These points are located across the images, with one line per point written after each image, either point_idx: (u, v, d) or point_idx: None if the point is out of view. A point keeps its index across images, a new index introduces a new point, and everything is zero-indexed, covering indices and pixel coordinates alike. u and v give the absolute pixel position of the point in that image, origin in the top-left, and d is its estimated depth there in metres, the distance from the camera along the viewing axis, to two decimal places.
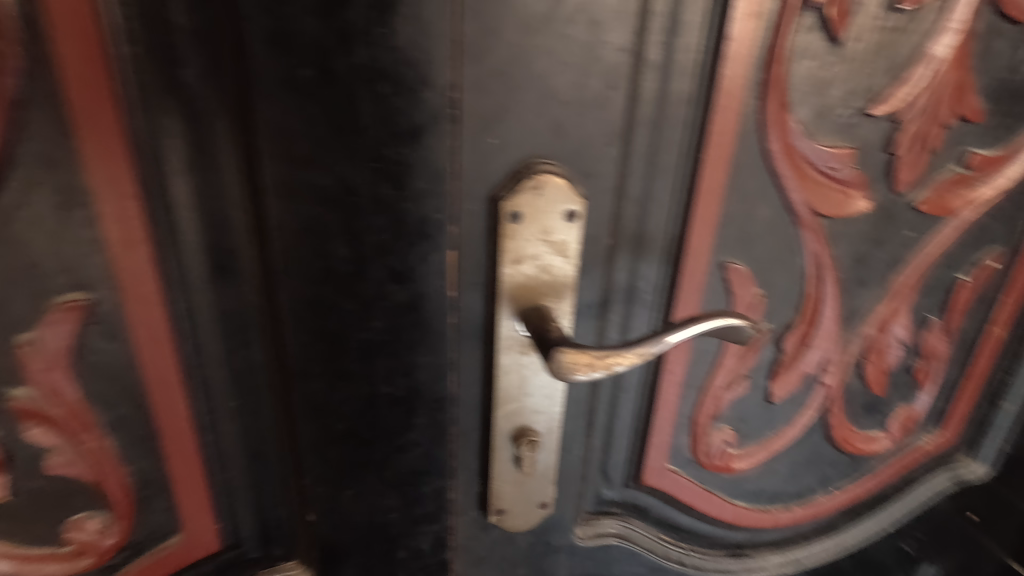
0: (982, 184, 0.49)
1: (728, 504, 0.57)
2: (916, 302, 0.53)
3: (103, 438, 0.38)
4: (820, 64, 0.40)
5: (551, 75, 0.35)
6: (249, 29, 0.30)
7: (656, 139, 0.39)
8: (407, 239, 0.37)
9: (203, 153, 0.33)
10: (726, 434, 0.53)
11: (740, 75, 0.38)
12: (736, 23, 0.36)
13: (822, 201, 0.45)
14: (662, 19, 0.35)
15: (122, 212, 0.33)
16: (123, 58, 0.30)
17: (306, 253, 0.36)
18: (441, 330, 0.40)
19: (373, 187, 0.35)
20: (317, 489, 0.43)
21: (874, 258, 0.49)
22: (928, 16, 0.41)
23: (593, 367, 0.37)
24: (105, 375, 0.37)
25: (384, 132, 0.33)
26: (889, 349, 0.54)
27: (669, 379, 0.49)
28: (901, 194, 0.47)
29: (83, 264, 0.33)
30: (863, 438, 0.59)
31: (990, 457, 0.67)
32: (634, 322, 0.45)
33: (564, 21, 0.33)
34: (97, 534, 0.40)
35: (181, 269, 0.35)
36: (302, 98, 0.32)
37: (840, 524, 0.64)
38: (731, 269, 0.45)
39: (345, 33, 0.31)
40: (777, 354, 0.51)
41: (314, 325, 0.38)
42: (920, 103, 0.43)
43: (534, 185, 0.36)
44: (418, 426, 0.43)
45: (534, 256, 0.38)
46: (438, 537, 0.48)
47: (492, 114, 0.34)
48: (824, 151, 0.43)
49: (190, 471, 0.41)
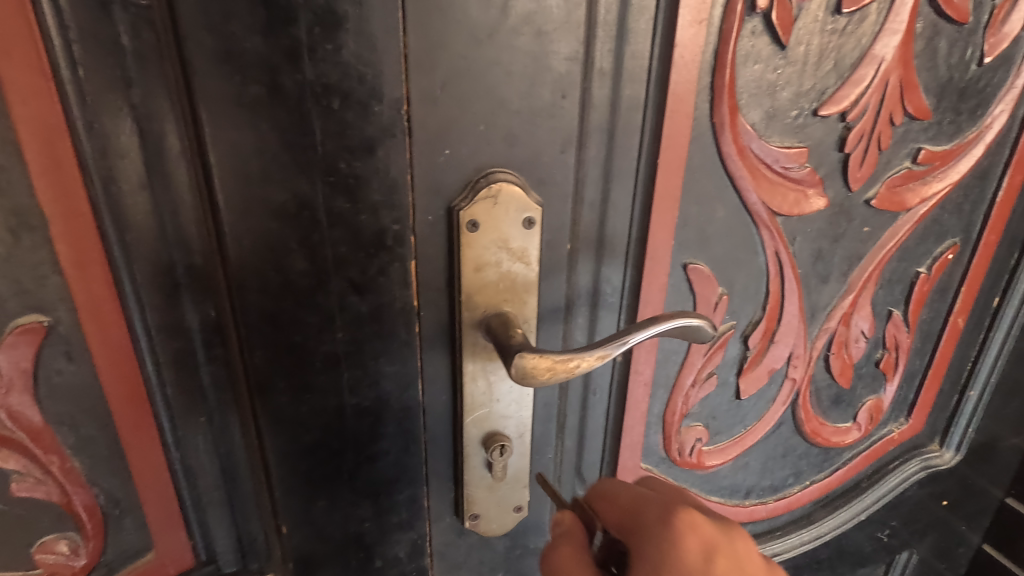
0: (932, 179, 0.51)
1: (703, 500, 0.58)
2: (877, 296, 0.54)
3: (68, 459, 0.38)
4: (767, 67, 0.41)
5: (501, 87, 0.35)
6: (194, 49, 0.30)
7: (609, 145, 0.40)
8: (366, 251, 0.37)
9: (156, 171, 0.33)
10: (697, 432, 0.54)
11: (689, 81, 0.39)
12: (683, 30, 0.37)
13: (778, 200, 0.46)
14: (609, 28, 0.36)
15: (74, 234, 0.33)
16: (69, 80, 0.30)
17: (264, 267, 0.36)
18: (405, 339, 0.40)
19: (328, 201, 0.35)
20: (288, 503, 0.43)
21: (833, 254, 0.50)
22: (871, 18, 0.42)
23: (554, 371, 0.37)
24: (67, 396, 0.37)
25: (337, 147, 0.34)
26: (853, 342, 0.56)
27: (638, 380, 0.49)
28: (854, 191, 0.48)
29: (39, 285, 0.34)
30: (833, 430, 0.60)
31: (958, 443, 0.69)
32: (599, 324, 0.46)
33: (510, 33, 0.34)
34: (69, 555, 0.40)
35: (137, 287, 0.35)
36: (252, 115, 0.32)
37: (816, 515, 0.65)
38: (692, 269, 0.46)
39: (291, 50, 0.31)
40: (743, 351, 0.52)
41: (276, 338, 0.38)
42: (867, 103, 0.44)
43: (490, 193, 0.37)
44: (387, 435, 0.43)
45: (495, 263, 0.39)
46: (414, 544, 0.48)
47: (444, 124, 0.35)
48: (777, 151, 0.44)
49: (159, 489, 0.41)
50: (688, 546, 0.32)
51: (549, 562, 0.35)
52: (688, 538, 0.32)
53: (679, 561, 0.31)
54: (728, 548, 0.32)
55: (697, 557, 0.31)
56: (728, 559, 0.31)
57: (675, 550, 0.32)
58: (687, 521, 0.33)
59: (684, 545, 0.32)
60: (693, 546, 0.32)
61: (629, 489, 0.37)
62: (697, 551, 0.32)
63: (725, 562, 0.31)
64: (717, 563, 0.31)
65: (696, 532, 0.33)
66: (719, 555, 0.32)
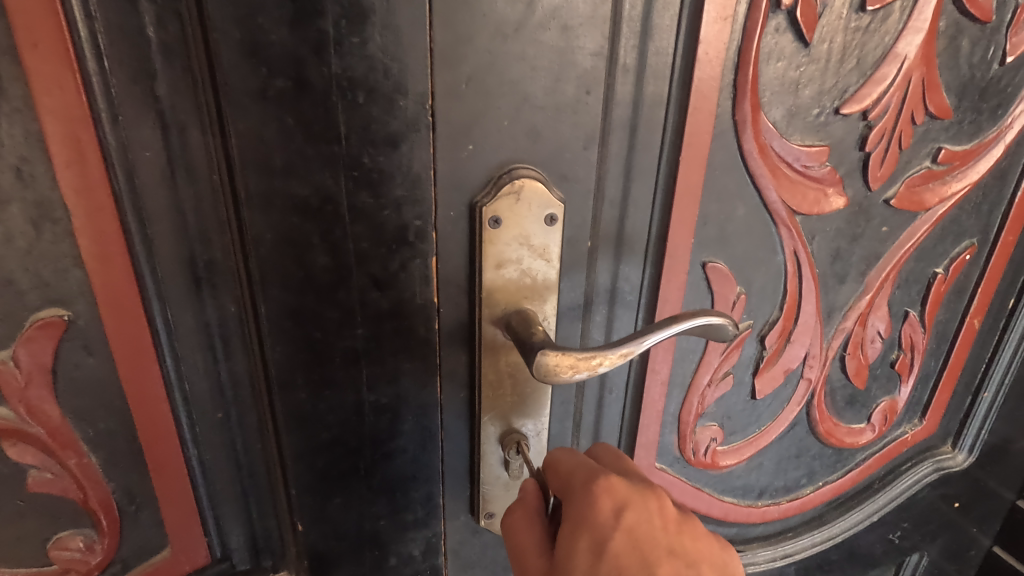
0: (952, 179, 0.51)
1: (717, 500, 0.57)
2: (894, 296, 0.54)
3: (85, 455, 0.38)
4: (790, 65, 0.41)
5: (525, 82, 0.35)
6: (221, 41, 0.30)
7: (632, 142, 0.39)
8: (388, 246, 0.37)
9: (179, 164, 0.34)
10: (712, 431, 0.54)
11: (712, 78, 0.39)
12: (707, 26, 0.37)
13: (799, 199, 0.45)
14: (633, 24, 0.36)
15: (96, 228, 0.33)
16: (95, 72, 0.30)
17: (286, 262, 0.36)
18: (425, 336, 0.40)
19: (351, 196, 0.35)
20: (304, 500, 0.43)
21: (850, 253, 0.50)
22: (894, 17, 0.42)
23: (577, 369, 0.36)
24: (86, 391, 0.36)
25: (361, 141, 0.33)
26: (869, 342, 0.55)
27: (655, 379, 0.49)
28: (874, 190, 0.48)
29: (61, 279, 0.33)
30: (847, 430, 0.60)
31: (971, 445, 0.69)
32: (617, 323, 0.46)
33: (536, 28, 0.34)
34: (84, 551, 0.40)
35: (157, 281, 0.35)
36: (276, 109, 0.32)
37: (829, 516, 0.65)
38: (711, 268, 0.46)
39: (319, 43, 0.31)
40: (760, 351, 0.51)
41: (296, 334, 0.38)
42: (889, 101, 0.44)
43: (513, 189, 0.37)
44: (404, 432, 0.43)
45: (516, 260, 0.39)
46: (428, 542, 0.48)
47: (469, 119, 0.35)
48: (798, 150, 0.44)
49: (177, 485, 0.41)
50: (601, 506, 0.34)
51: (507, 527, 0.38)
52: (602, 499, 0.34)
53: (592, 520, 0.34)
54: (639, 505, 0.34)
55: (608, 515, 0.34)
56: (638, 515, 0.34)
57: (588, 512, 0.34)
58: (604, 486, 0.35)
59: (597, 505, 0.34)
60: (606, 506, 0.34)
61: (568, 459, 0.39)
62: (609, 509, 0.34)
63: (635, 517, 0.34)
64: (627, 517, 0.34)
65: (611, 492, 0.35)
66: (629, 512, 0.34)
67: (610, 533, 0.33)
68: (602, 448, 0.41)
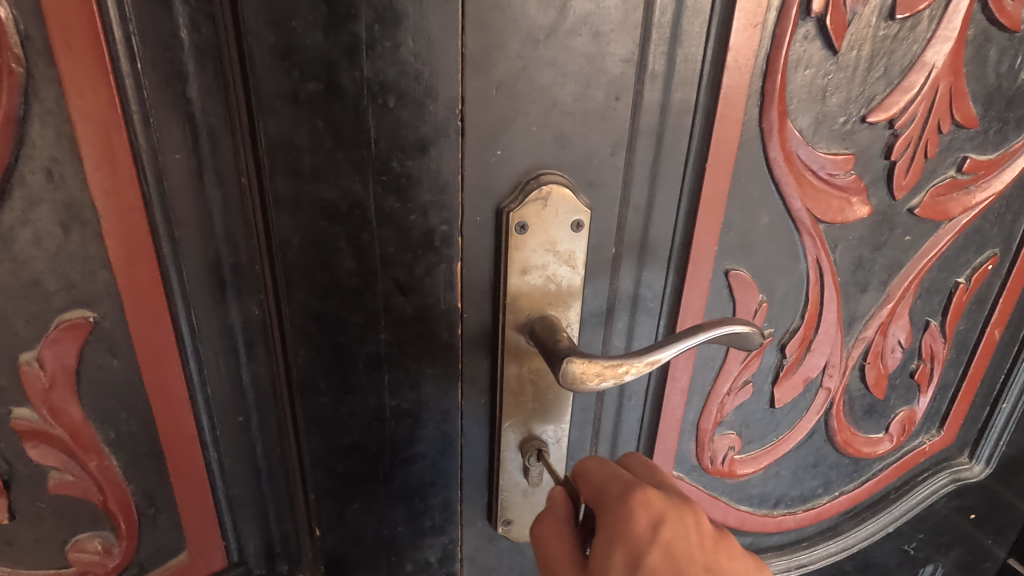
0: (975, 188, 0.50)
1: (733, 509, 0.57)
2: (915, 305, 0.54)
3: (106, 457, 0.37)
4: (817, 72, 0.40)
5: (555, 87, 0.35)
6: (255, 44, 0.30)
7: (659, 148, 0.39)
8: (413, 251, 0.36)
9: (208, 168, 0.34)
10: (730, 439, 0.53)
11: (741, 85, 0.39)
12: (737, 33, 0.37)
13: (823, 207, 0.45)
14: (663, 31, 0.36)
15: (124, 230, 0.33)
16: (128, 74, 0.30)
17: (312, 265, 0.35)
18: (448, 341, 0.40)
19: (378, 200, 0.34)
20: (322, 505, 0.42)
21: (873, 262, 0.50)
22: (923, 25, 0.41)
23: (603, 377, 0.36)
24: (109, 392, 0.36)
25: (391, 146, 0.33)
26: (889, 352, 0.55)
27: (674, 387, 0.49)
28: (898, 199, 0.48)
29: (87, 280, 0.33)
30: (864, 440, 0.59)
31: (988, 456, 0.68)
32: (638, 330, 0.45)
33: (568, 33, 0.34)
34: (102, 554, 0.39)
35: (182, 284, 0.35)
36: (308, 112, 0.32)
37: (843, 527, 0.64)
38: (734, 276, 0.46)
39: (351, 47, 0.31)
40: (780, 359, 0.51)
41: (320, 338, 0.37)
42: (916, 110, 0.44)
43: (541, 195, 0.36)
44: (424, 438, 0.42)
45: (541, 266, 0.38)
46: (445, 549, 0.48)
47: (498, 124, 0.35)
48: (824, 158, 0.43)
49: (196, 489, 0.41)
50: (637, 519, 0.34)
51: (536, 534, 0.38)
52: (639, 512, 0.34)
53: (629, 533, 0.34)
54: (677, 521, 0.34)
55: (644, 529, 0.34)
56: (675, 531, 0.33)
57: (624, 525, 0.34)
58: (641, 499, 0.35)
59: (633, 518, 0.34)
60: (642, 519, 0.34)
61: (602, 470, 0.38)
62: (645, 523, 0.34)
63: (671, 532, 0.33)
64: (663, 532, 0.33)
65: (648, 506, 0.34)
66: (666, 527, 0.33)
67: (646, 548, 0.33)
68: (635, 459, 0.40)
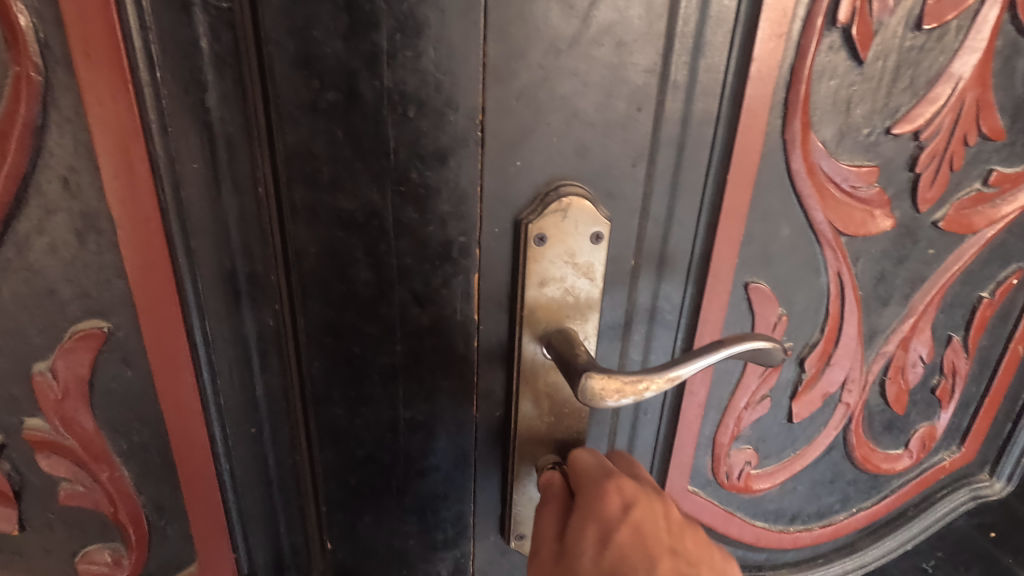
0: (1001, 201, 0.49)
1: (748, 525, 0.56)
2: (937, 320, 0.53)
3: (117, 468, 0.37)
4: (842, 83, 0.40)
5: (577, 97, 0.34)
6: (276, 53, 0.30)
7: (680, 159, 0.38)
8: (431, 262, 0.36)
9: (224, 177, 0.33)
10: (747, 454, 0.52)
11: (764, 96, 0.38)
12: (761, 43, 0.36)
13: (845, 220, 0.44)
14: (686, 41, 0.35)
15: (140, 239, 0.32)
16: (148, 83, 0.30)
17: (328, 276, 0.35)
18: (464, 353, 0.39)
19: (397, 210, 0.34)
20: (334, 517, 0.42)
21: (895, 276, 0.49)
22: (951, 35, 0.41)
23: (622, 394, 0.35)
24: (121, 402, 0.36)
25: (410, 156, 0.33)
26: (910, 367, 0.54)
27: (691, 401, 0.48)
28: (922, 212, 0.47)
29: (103, 289, 0.33)
30: (883, 456, 0.58)
31: (1009, 474, 0.67)
32: (656, 343, 0.44)
33: (590, 43, 0.33)
34: (111, 565, 0.39)
35: (198, 293, 0.35)
36: (327, 122, 0.31)
37: (860, 544, 0.63)
38: (753, 288, 0.45)
39: (372, 55, 0.30)
40: (799, 373, 0.50)
41: (335, 349, 0.37)
42: (942, 122, 0.43)
43: (560, 207, 0.36)
44: (438, 451, 0.42)
45: (560, 278, 0.38)
46: (456, 563, 0.47)
47: (518, 134, 0.34)
48: (847, 170, 0.43)
49: (206, 501, 0.40)
50: (610, 500, 0.35)
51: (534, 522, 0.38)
52: (612, 495, 0.35)
53: (601, 511, 0.35)
54: (647, 505, 0.35)
55: (616, 509, 0.35)
56: (644, 513, 0.34)
57: (597, 504, 0.35)
58: (616, 484, 0.36)
59: (607, 499, 0.35)
60: (615, 501, 0.35)
61: (586, 460, 0.39)
62: (616, 505, 0.35)
63: (641, 514, 0.34)
64: (633, 513, 0.34)
65: (620, 490, 0.36)
66: (637, 509, 0.34)
67: (616, 525, 0.34)
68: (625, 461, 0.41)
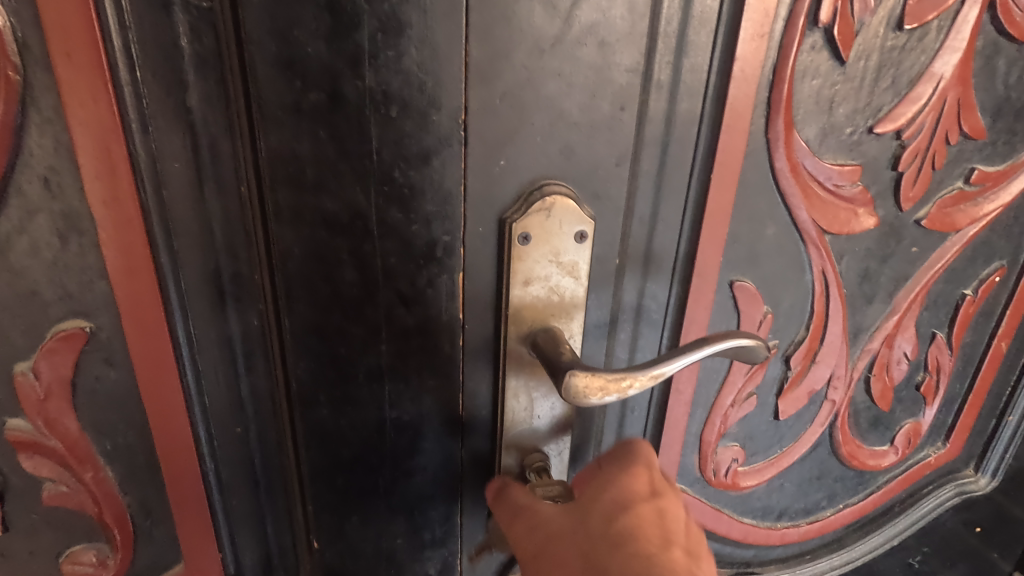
0: (983, 200, 0.50)
1: (736, 521, 0.56)
2: (921, 317, 0.53)
3: (102, 469, 0.37)
4: (825, 83, 0.40)
5: (560, 97, 0.34)
6: (258, 53, 0.30)
7: (664, 159, 0.38)
8: (415, 262, 0.36)
9: (207, 178, 0.33)
10: (734, 451, 0.53)
11: (747, 95, 0.38)
12: (744, 43, 0.36)
13: (829, 218, 0.45)
14: (669, 41, 0.35)
15: (122, 239, 0.32)
16: (128, 82, 0.30)
17: (313, 277, 0.35)
18: (450, 353, 0.39)
19: (381, 211, 0.34)
20: (321, 517, 0.42)
21: (879, 274, 0.49)
22: (931, 35, 0.41)
23: (607, 391, 0.35)
24: (105, 403, 0.36)
25: (394, 156, 0.33)
26: (895, 364, 0.54)
27: (678, 400, 0.48)
28: (906, 210, 0.47)
29: (85, 290, 0.33)
30: (869, 453, 0.59)
31: (994, 470, 0.68)
32: (642, 342, 0.45)
33: (573, 43, 0.33)
34: (97, 566, 0.39)
35: (181, 294, 0.35)
36: (310, 123, 0.31)
37: (847, 540, 0.63)
38: (738, 287, 0.45)
39: (354, 56, 0.30)
40: (785, 371, 0.50)
41: (321, 350, 0.37)
42: (923, 121, 0.43)
43: (544, 206, 0.36)
44: (425, 451, 0.42)
45: (544, 277, 0.38)
46: (445, 562, 0.47)
47: (501, 134, 0.34)
48: (830, 169, 0.43)
49: (192, 503, 0.40)
50: (640, 483, 0.38)
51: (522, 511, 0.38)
52: (640, 478, 0.39)
53: (631, 489, 0.38)
54: (671, 496, 0.39)
55: (644, 490, 0.38)
56: (669, 503, 0.38)
57: (629, 482, 0.38)
58: (644, 467, 0.39)
59: (637, 480, 0.38)
60: (644, 484, 0.38)
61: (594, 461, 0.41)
62: (645, 487, 0.38)
63: (666, 503, 0.38)
64: (658, 498, 0.38)
65: (647, 475, 0.39)
66: (663, 496, 0.38)
67: (641, 504, 0.37)
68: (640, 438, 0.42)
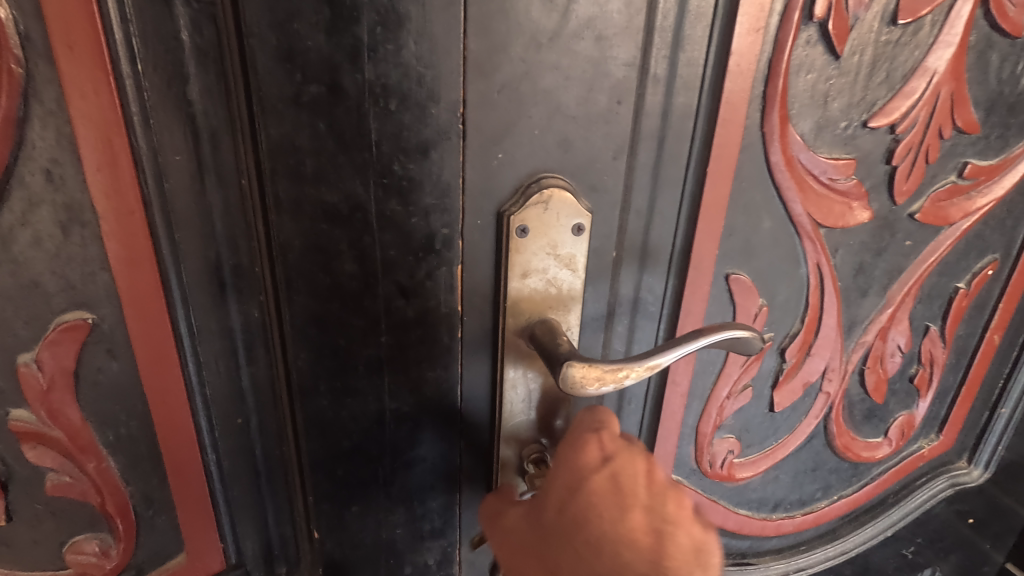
0: (976, 193, 0.50)
1: (732, 513, 0.57)
2: (915, 310, 0.54)
3: (104, 460, 0.37)
4: (819, 77, 0.40)
5: (557, 91, 0.35)
6: (257, 46, 0.30)
7: (660, 153, 0.39)
8: (414, 254, 0.36)
9: (208, 170, 0.33)
10: (730, 443, 0.53)
11: (743, 89, 0.38)
12: (739, 38, 0.37)
13: (824, 212, 0.45)
14: (666, 35, 0.36)
15: (124, 230, 0.33)
16: (129, 75, 0.30)
17: (313, 269, 0.35)
18: (448, 344, 0.40)
19: (380, 203, 0.34)
20: (321, 508, 0.42)
21: (873, 267, 0.50)
22: (925, 30, 0.41)
23: (603, 381, 0.36)
24: (108, 394, 0.36)
25: (393, 149, 0.33)
26: (889, 357, 0.55)
27: (674, 391, 0.48)
28: (899, 204, 0.48)
29: (87, 281, 0.33)
30: (863, 444, 0.59)
31: (987, 461, 0.68)
32: (639, 334, 0.45)
33: (571, 37, 0.34)
34: (99, 556, 0.39)
35: (182, 286, 0.35)
36: (310, 115, 0.32)
37: (842, 531, 0.64)
38: (734, 280, 0.45)
39: (353, 49, 0.31)
40: (780, 363, 0.51)
41: (320, 341, 0.37)
42: (917, 116, 0.44)
43: (542, 199, 0.36)
44: (423, 441, 0.42)
45: (542, 270, 0.38)
46: (444, 551, 0.47)
47: (499, 128, 0.34)
48: (825, 163, 0.43)
49: (195, 491, 0.41)
50: (589, 453, 0.37)
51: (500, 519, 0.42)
52: (591, 447, 0.37)
53: (581, 462, 0.37)
54: (628, 459, 0.37)
55: (596, 460, 0.37)
56: (624, 464, 0.36)
57: (577, 455, 0.37)
58: (596, 437, 0.38)
59: (586, 451, 0.37)
60: (593, 453, 0.37)
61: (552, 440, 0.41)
62: (596, 457, 0.37)
63: (621, 465, 0.36)
64: (610, 464, 0.36)
65: (599, 442, 0.38)
66: (616, 459, 0.37)
67: (592, 475, 0.36)
68: (598, 410, 0.40)
